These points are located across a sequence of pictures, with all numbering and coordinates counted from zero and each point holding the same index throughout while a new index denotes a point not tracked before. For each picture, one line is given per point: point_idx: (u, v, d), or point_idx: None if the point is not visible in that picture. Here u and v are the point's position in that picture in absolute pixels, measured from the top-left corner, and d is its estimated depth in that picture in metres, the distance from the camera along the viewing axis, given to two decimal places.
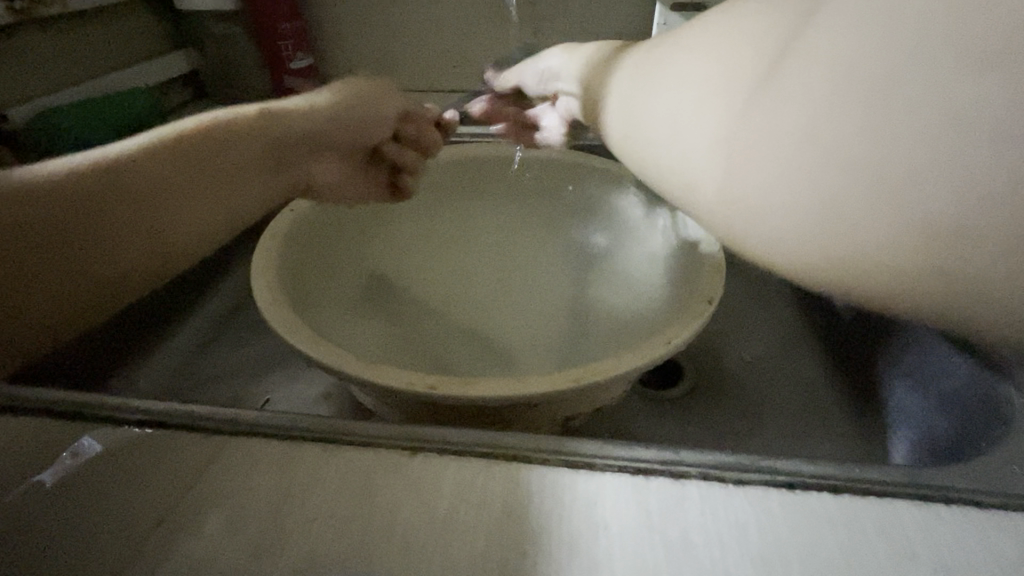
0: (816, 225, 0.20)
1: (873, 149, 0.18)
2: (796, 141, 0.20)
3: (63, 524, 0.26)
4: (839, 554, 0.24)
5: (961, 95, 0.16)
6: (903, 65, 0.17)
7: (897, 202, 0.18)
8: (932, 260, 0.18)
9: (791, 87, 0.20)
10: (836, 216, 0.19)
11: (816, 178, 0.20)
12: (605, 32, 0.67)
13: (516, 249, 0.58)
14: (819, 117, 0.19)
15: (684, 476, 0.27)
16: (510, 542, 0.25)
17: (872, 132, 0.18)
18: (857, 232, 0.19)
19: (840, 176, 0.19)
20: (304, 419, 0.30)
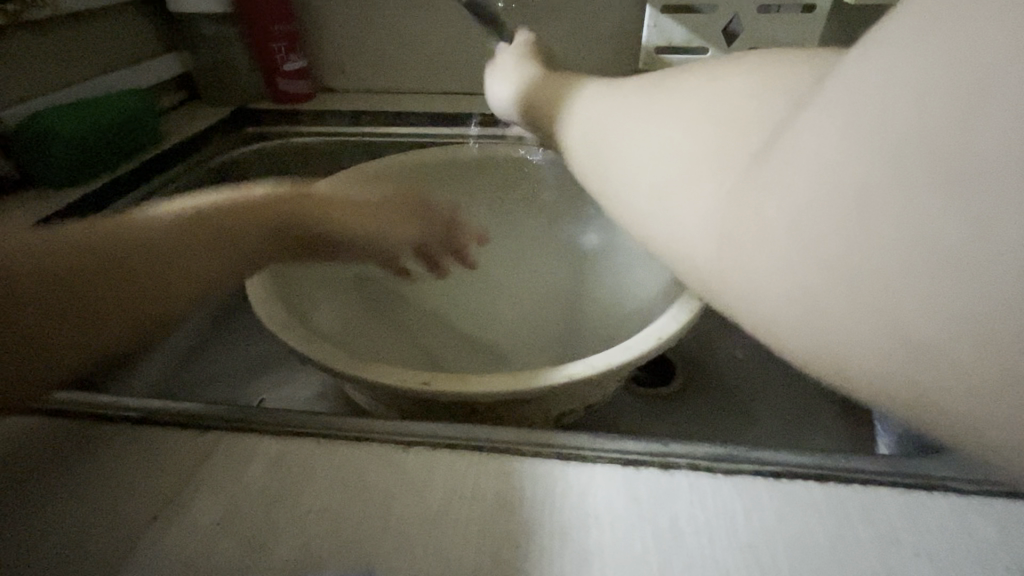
0: (798, 312, 0.17)
1: (834, 227, 0.15)
2: (790, 236, 0.17)
3: (55, 525, 0.26)
4: (825, 542, 0.24)
5: (957, 212, 0.13)
6: (892, 172, 0.14)
7: (859, 287, 0.15)
8: (922, 380, 0.15)
9: (786, 171, 0.17)
10: (822, 315, 0.16)
11: (808, 277, 0.16)
12: (593, 35, 0.68)
13: (508, 248, 0.59)
14: (805, 213, 0.16)
15: (673, 466, 0.27)
16: (503, 533, 0.25)
17: (848, 222, 0.15)
18: (833, 319, 0.16)
19: (829, 279, 0.16)
20: (300, 416, 0.30)
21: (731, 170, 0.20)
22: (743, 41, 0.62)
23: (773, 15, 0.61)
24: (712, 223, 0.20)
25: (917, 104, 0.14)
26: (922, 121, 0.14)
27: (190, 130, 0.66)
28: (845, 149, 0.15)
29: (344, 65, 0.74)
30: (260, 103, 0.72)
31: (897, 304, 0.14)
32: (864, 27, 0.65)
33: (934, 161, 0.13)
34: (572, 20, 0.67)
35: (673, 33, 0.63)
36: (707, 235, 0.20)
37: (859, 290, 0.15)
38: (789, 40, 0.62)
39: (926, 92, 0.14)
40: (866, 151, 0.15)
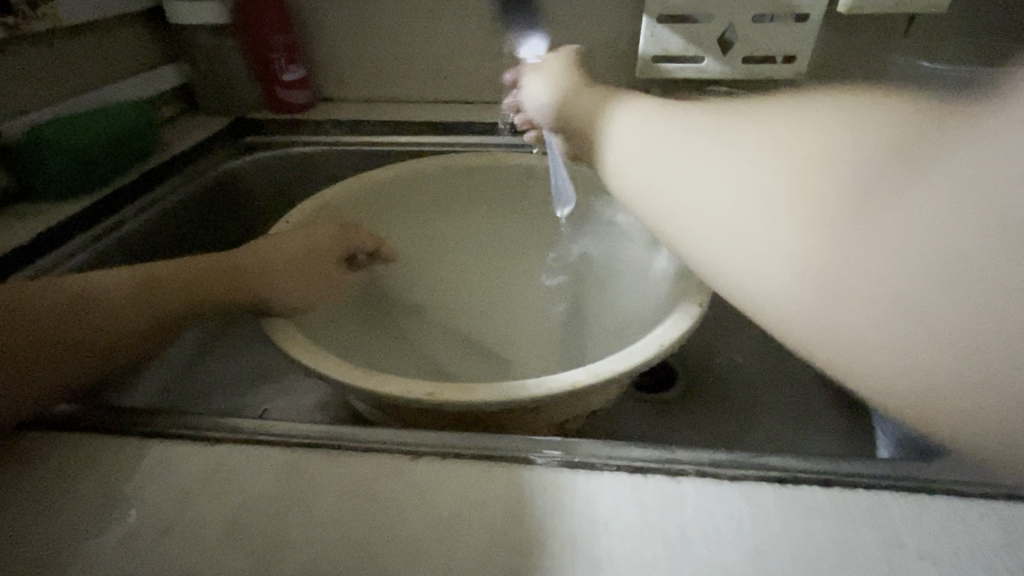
0: (896, 367, 0.17)
1: (961, 294, 0.16)
2: (898, 297, 0.17)
3: (64, 538, 0.26)
4: (831, 546, 0.25)
5: None
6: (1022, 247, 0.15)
7: (969, 352, 0.16)
8: (1010, 433, 0.16)
9: (894, 229, 0.17)
10: (920, 373, 0.17)
11: (916, 338, 0.17)
12: (590, 45, 0.69)
13: (509, 256, 0.60)
14: (923, 274, 0.16)
15: (680, 472, 0.28)
16: (514, 541, 0.25)
17: (973, 291, 0.15)
18: (928, 368, 0.17)
19: (936, 341, 0.16)
20: (308, 426, 0.30)
21: (809, 215, 0.19)
22: (738, 49, 0.63)
23: (768, 25, 0.62)
24: (791, 269, 0.19)
25: None
26: None
27: (189, 141, 0.66)
28: (974, 219, 0.15)
29: (344, 75, 0.74)
30: (259, 113, 0.72)
31: (1009, 366, 0.15)
32: (857, 35, 0.66)
33: None
34: (570, 30, 0.68)
35: (669, 42, 0.64)
36: (785, 279, 0.19)
37: (965, 345, 0.16)
38: (783, 48, 0.63)
39: None
40: (1002, 218, 0.15)
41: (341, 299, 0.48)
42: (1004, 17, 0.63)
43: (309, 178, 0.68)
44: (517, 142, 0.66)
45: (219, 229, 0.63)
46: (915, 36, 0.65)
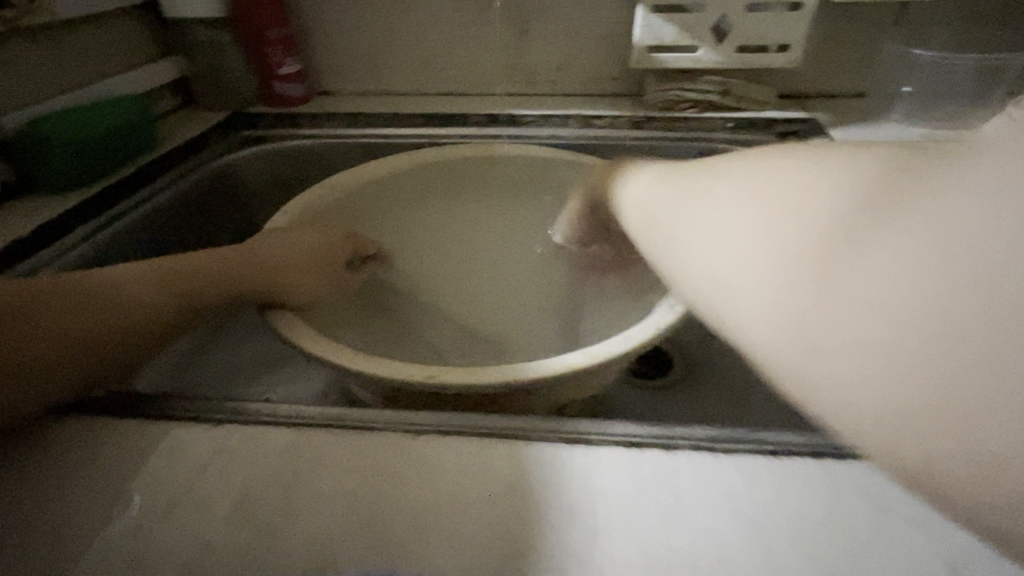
0: (807, 324, 0.22)
1: (831, 272, 0.21)
2: (810, 288, 0.22)
3: (76, 516, 0.27)
4: (821, 511, 0.25)
5: (908, 287, 0.19)
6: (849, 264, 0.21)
7: (857, 337, 0.20)
8: (892, 398, 0.20)
9: (802, 254, 0.23)
10: (832, 328, 0.21)
11: (824, 312, 0.21)
12: (586, 36, 0.69)
13: (506, 244, 0.61)
14: (822, 293, 0.21)
15: (676, 447, 0.28)
16: (515, 513, 0.26)
17: (837, 301, 0.21)
18: (836, 332, 0.21)
19: (833, 309, 0.21)
20: (313, 408, 0.31)
21: (782, 244, 0.23)
22: (733, 39, 0.64)
23: (761, 14, 0.62)
24: (743, 292, 0.24)
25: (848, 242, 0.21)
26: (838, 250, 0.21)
27: (187, 135, 0.66)
28: (840, 230, 0.22)
29: (340, 68, 0.74)
30: (256, 107, 0.72)
31: (865, 319, 0.20)
32: (850, 25, 0.66)
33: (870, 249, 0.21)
34: (565, 21, 0.68)
35: (664, 32, 0.64)
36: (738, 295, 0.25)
37: (880, 319, 0.20)
38: (777, 38, 0.63)
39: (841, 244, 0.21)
40: (866, 231, 0.21)
41: (345, 291, 0.48)
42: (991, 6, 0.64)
43: (308, 171, 0.68)
44: (514, 133, 0.66)
45: (218, 223, 0.63)
46: (907, 24, 0.66)
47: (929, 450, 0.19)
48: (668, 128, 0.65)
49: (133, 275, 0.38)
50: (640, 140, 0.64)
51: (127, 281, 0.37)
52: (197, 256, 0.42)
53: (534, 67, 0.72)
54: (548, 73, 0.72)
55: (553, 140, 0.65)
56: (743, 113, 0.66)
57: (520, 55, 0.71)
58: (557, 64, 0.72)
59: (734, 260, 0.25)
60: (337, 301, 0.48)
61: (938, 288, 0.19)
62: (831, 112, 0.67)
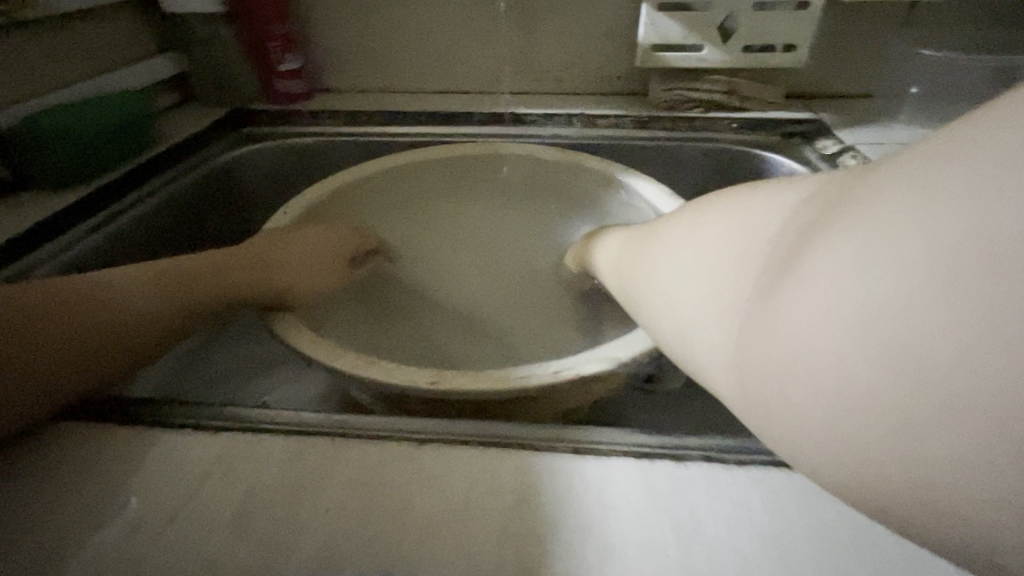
0: (795, 413, 0.18)
1: (809, 353, 0.17)
2: (790, 371, 0.18)
3: (70, 529, 0.26)
4: (838, 525, 0.25)
5: (896, 374, 0.15)
6: (822, 347, 0.17)
7: (855, 424, 0.16)
8: (914, 488, 0.15)
9: (777, 332, 0.19)
10: (816, 413, 0.17)
11: (810, 398, 0.17)
12: (590, 34, 0.69)
13: (508, 244, 0.60)
14: (800, 378, 0.17)
15: (688, 458, 0.28)
16: (525, 527, 0.25)
17: (818, 386, 0.17)
18: (827, 423, 0.17)
19: (815, 393, 0.17)
20: (315, 415, 0.30)
21: (756, 317, 0.20)
22: (739, 38, 0.63)
23: (769, 13, 0.61)
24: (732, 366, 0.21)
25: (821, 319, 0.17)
26: (811, 328, 0.17)
27: (186, 132, 0.65)
28: (805, 309, 0.17)
29: (341, 64, 0.73)
30: (256, 104, 0.71)
31: (863, 409, 0.16)
32: (857, 25, 0.66)
33: (843, 327, 0.16)
34: (569, 19, 0.68)
35: (670, 31, 0.63)
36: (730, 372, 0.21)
37: (872, 413, 0.16)
38: (784, 37, 0.63)
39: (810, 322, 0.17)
40: (828, 310, 0.17)
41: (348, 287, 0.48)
42: (998, 7, 0.64)
43: (307, 169, 0.67)
44: (517, 132, 0.65)
45: (217, 223, 0.62)
46: (914, 25, 0.65)
47: (940, 501, 0.15)
48: (673, 128, 0.64)
49: (131, 278, 0.37)
50: (645, 140, 0.63)
51: (126, 285, 0.36)
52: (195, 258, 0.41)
53: (537, 66, 0.71)
54: (552, 72, 0.72)
55: (556, 139, 0.64)
56: (749, 113, 0.65)
57: (523, 53, 0.70)
58: (561, 62, 0.71)
59: (708, 321, 0.23)
60: (339, 297, 0.47)
61: (932, 374, 0.14)
62: (838, 113, 0.67)
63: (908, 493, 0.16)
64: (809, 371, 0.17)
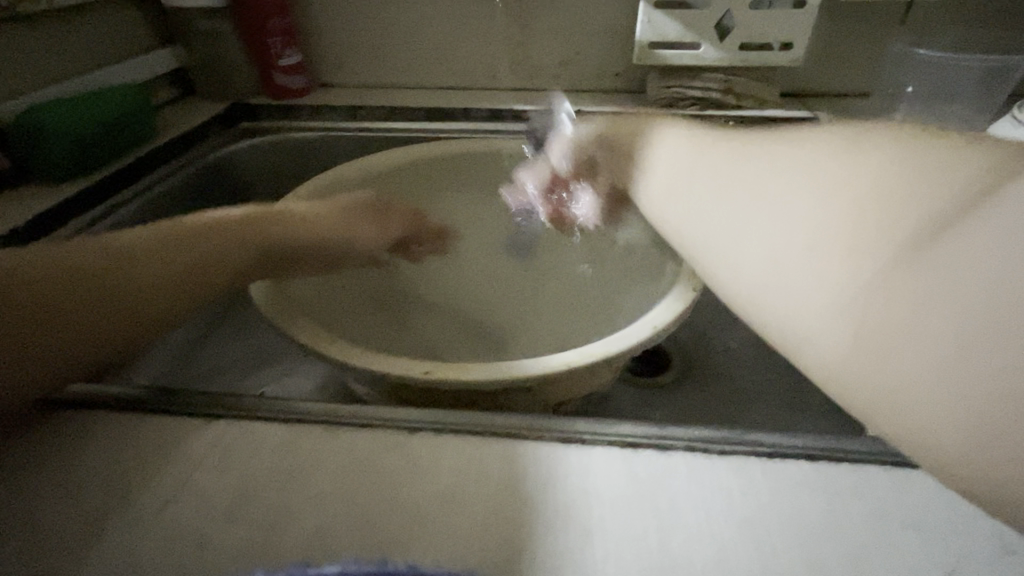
0: (893, 377, 0.22)
1: (911, 328, 0.22)
2: (897, 342, 0.22)
3: (64, 511, 0.27)
4: (815, 513, 0.25)
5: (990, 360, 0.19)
6: (935, 330, 0.21)
7: (941, 393, 0.21)
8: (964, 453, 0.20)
9: (882, 308, 0.23)
10: (902, 384, 0.22)
11: (909, 368, 0.22)
12: (588, 31, 0.69)
13: (503, 242, 0.61)
14: (906, 350, 0.22)
15: (671, 447, 0.28)
16: (509, 514, 0.26)
17: (919, 360, 0.21)
18: (914, 388, 0.21)
19: (910, 364, 0.22)
20: (307, 404, 0.31)
21: (850, 283, 0.24)
22: (735, 36, 0.63)
23: (765, 11, 0.62)
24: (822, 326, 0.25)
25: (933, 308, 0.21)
26: (926, 314, 0.21)
27: (185, 125, 0.66)
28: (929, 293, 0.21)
29: (340, 59, 0.74)
30: (255, 98, 0.72)
31: (955, 389, 0.20)
32: (854, 24, 0.66)
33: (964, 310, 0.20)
34: (567, 16, 0.68)
35: (667, 28, 0.64)
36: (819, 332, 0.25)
37: (960, 382, 0.20)
38: (780, 35, 0.63)
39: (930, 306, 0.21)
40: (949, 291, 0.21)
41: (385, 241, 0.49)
42: (995, 9, 0.64)
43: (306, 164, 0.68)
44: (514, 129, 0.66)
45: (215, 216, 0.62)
46: (910, 25, 0.65)
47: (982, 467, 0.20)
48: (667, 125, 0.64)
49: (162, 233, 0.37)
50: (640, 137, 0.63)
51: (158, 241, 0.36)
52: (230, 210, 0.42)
53: (536, 62, 0.72)
54: (550, 68, 0.72)
55: None
56: (747, 111, 0.64)
57: (522, 49, 0.71)
58: (559, 58, 0.71)
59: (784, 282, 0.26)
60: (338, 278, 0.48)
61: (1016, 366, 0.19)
62: (833, 112, 0.67)
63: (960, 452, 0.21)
64: (910, 345, 0.22)
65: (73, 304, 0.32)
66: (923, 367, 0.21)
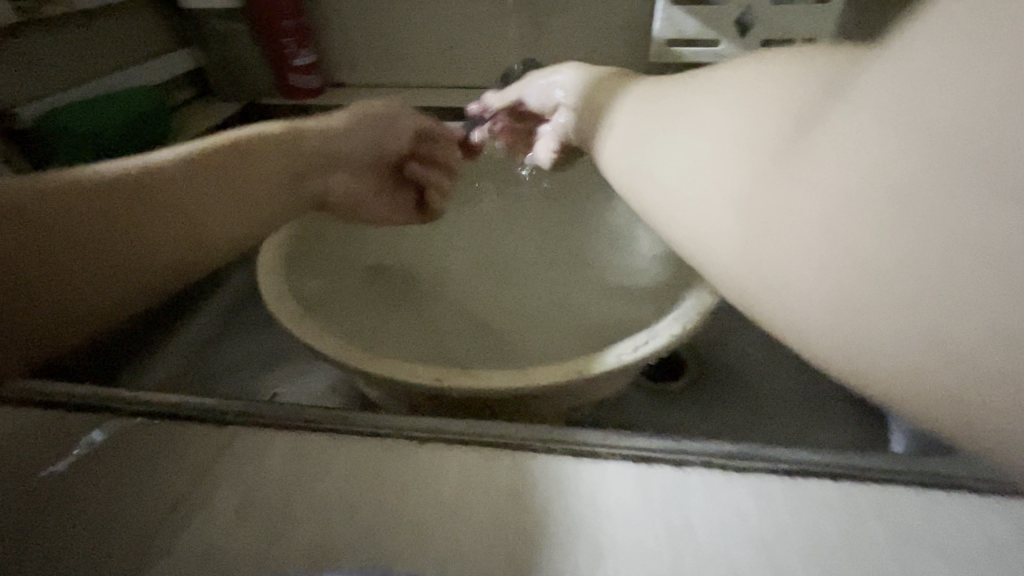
0: (812, 288, 0.17)
1: (817, 230, 0.17)
2: (814, 237, 0.17)
3: (73, 518, 0.27)
4: (837, 535, 0.25)
5: (911, 236, 0.15)
6: (845, 221, 0.16)
7: (873, 295, 0.16)
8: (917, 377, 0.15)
9: (787, 203, 0.18)
10: (812, 299, 0.18)
11: (822, 275, 0.17)
12: (604, 28, 0.68)
13: (517, 240, 0.59)
14: (809, 253, 0.17)
15: (687, 463, 0.27)
16: (518, 530, 0.25)
17: (825, 261, 0.17)
18: (840, 300, 0.17)
19: (834, 270, 0.17)
20: (315, 410, 0.30)
21: (766, 176, 0.19)
22: (757, 32, 0.61)
23: (788, 6, 0.60)
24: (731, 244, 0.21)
25: (831, 198, 0.17)
26: (827, 204, 0.17)
27: (201, 127, 0.66)
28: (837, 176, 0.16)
29: (354, 59, 0.74)
30: (270, 99, 0.72)
31: (890, 292, 0.15)
32: None
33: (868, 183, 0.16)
34: (583, 13, 0.67)
35: (686, 25, 0.62)
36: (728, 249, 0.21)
37: (884, 279, 0.15)
38: (803, 31, 0.61)
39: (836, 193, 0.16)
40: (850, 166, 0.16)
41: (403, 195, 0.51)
42: None
43: None
44: None
45: None
46: None
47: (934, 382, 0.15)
48: None
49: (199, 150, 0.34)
50: None
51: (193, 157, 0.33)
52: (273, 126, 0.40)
53: (550, 60, 0.70)
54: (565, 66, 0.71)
55: None
56: None
57: (536, 47, 0.69)
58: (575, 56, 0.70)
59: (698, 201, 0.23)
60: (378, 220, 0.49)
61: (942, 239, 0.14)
62: None
63: (908, 369, 0.15)
64: (814, 243, 0.17)
65: (119, 223, 0.29)
66: (832, 271, 0.17)
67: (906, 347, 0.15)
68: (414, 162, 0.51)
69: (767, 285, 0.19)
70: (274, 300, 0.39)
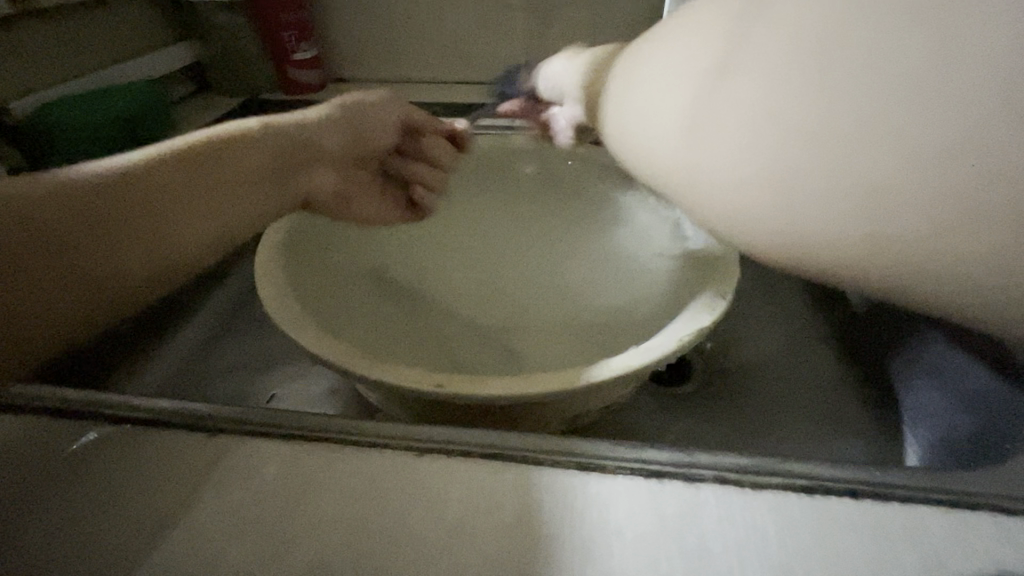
0: (802, 180, 0.23)
1: (775, 144, 0.23)
2: (768, 128, 0.23)
3: (60, 530, 0.26)
4: (858, 557, 0.23)
5: (852, 112, 0.21)
6: (797, 122, 0.22)
7: (842, 164, 0.22)
8: (877, 230, 0.22)
9: (738, 115, 0.24)
10: (791, 199, 0.23)
11: (784, 160, 0.23)
12: (610, 22, 0.66)
13: (521, 240, 0.57)
14: (765, 149, 0.23)
15: (699, 479, 0.26)
16: (522, 549, 0.24)
17: (785, 154, 0.23)
18: (798, 183, 0.23)
19: (796, 151, 0.23)
20: (311, 418, 0.29)
21: (730, 90, 0.24)
22: None
23: None
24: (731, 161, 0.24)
25: (782, 110, 0.23)
26: (791, 116, 0.23)
27: (199, 122, 0.65)
28: (779, 92, 0.23)
29: (355, 53, 0.72)
30: (270, 94, 0.71)
31: (878, 158, 0.21)
32: None
33: (805, 88, 0.22)
34: (589, 6, 0.65)
35: None
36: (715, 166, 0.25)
37: (846, 156, 0.22)
38: None
39: (784, 85, 0.23)
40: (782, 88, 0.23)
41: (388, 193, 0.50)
42: None
43: None
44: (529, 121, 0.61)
45: None
46: None
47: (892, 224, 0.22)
48: None
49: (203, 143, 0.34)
50: None
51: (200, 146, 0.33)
52: (252, 122, 0.38)
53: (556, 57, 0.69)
54: None
55: None
56: None
57: (541, 41, 0.68)
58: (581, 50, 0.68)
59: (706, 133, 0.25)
60: (372, 221, 0.48)
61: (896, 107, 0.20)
62: None
63: (951, 206, 0.20)
64: (777, 142, 0.23)
65: (101, 224, 0.27)
66: (813, 167, 0.22)
67: (931, 188, 0.20)
68: (397, 157, 0.50)
69: (746, 183, 0.24)
70: (273, 303, 0.38)
